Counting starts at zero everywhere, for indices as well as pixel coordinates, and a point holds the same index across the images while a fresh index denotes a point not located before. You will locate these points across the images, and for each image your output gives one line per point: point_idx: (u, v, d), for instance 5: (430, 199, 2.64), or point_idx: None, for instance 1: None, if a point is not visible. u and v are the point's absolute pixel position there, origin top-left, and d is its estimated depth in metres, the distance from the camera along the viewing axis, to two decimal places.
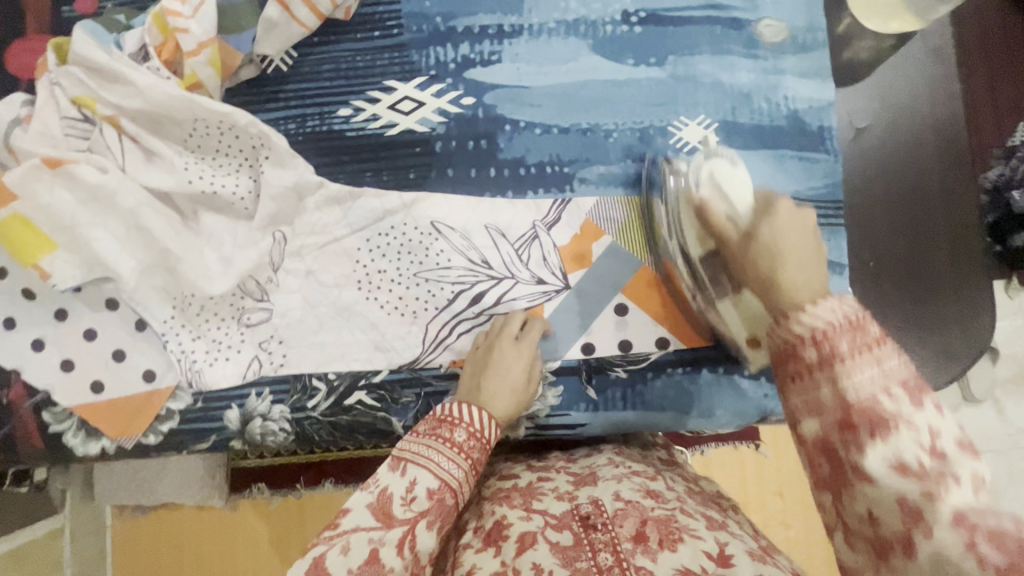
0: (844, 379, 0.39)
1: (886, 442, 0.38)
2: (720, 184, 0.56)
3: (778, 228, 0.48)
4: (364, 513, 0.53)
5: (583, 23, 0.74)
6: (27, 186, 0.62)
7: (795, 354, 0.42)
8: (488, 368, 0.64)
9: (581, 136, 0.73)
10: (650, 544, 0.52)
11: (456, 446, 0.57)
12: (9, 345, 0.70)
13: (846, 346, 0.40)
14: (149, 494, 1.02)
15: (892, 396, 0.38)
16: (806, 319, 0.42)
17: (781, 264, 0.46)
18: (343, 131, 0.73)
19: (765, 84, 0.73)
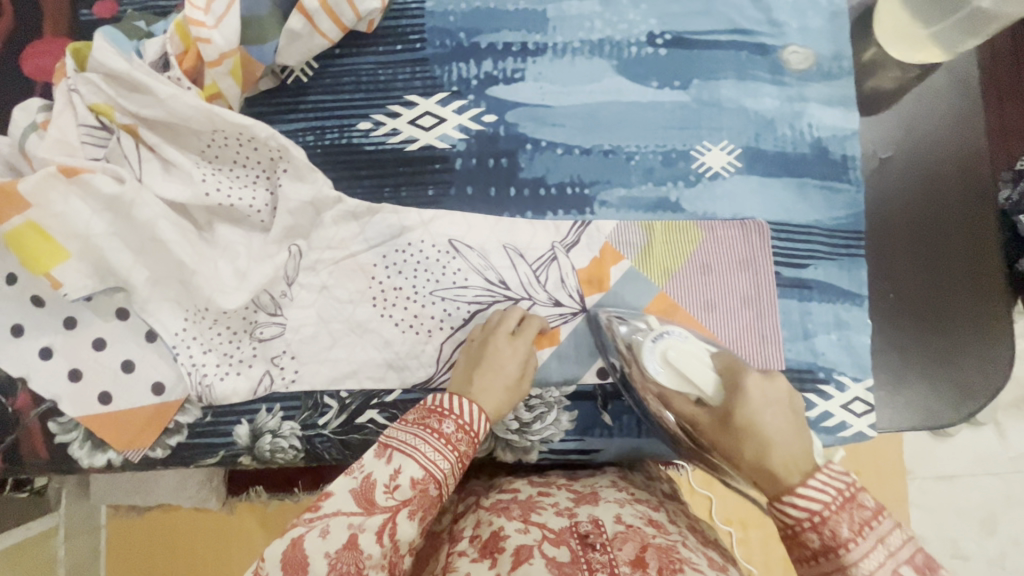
0: (853, 567, 0.42)
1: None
2: (683, 370, 0.57)
3: (768, 399, 0.52)
4: (344, 497, 0.50)
5: (608, 44, 0.73)
6: (42, 195, 0.61)
7: (800, 539, 0.45)
8: (483, 364, 0.61)
9: (602, 158, 0.72)
10: (648, 569, 0.48)
11: (444, 438, 0.53)
12: (17, 352, 0.69)
13: (845, 530, 0.43)
14: (147, 495, 1.05)
15: (898, 566, 0.41)
16: (800, 504, 0.45)
17: (769, 450, 0.49)
18: (363, 145, 0.72)
19: (790, 111, 0.72)
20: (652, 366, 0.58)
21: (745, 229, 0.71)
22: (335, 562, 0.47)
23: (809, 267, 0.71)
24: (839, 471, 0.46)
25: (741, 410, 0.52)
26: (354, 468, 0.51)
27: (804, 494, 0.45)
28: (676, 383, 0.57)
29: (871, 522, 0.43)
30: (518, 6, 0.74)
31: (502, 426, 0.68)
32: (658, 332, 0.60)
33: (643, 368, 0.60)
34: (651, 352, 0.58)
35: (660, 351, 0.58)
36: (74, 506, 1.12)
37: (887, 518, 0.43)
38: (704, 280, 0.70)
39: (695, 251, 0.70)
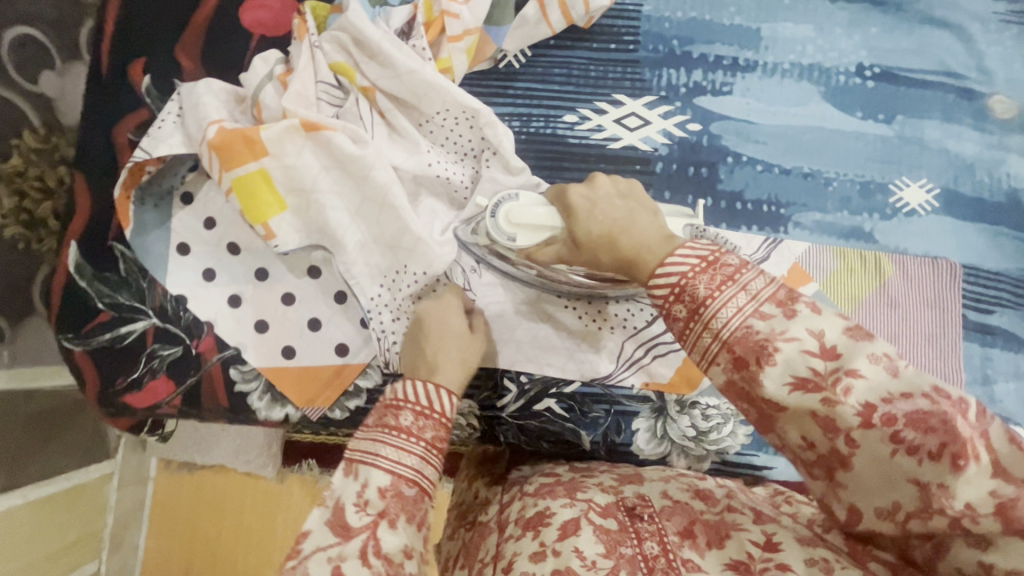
0: (717, 322, 0.39)
1: (776, 364, 0.36)
2: (523, 220, 0.60)
3: (594, 200, 0.56)
4: (322, 531, 0.44)
5: (818, 69, 0.74)
6: (280, 144, 0.62)
7: (670, 317, 0.42)
8: (425, 333, 0.60)
9: (801, 180, 0.73)
10: (698, 540, 0.45)
11: (406, 432, 0.48)
12: (206, 296, 0.69)
13: (705, 288, 0.40)
14: (206, 455, 1.04)
15: (764, 317, 0.38)
16: (664, 277, 0.43)
17: (621, 238, 0.52)
18: (566, 136, 0.73)
19: (989, 158, 0.73)
20: (506, 236, 0.61)
21: (937, 269, 0.71)
22: None
23: (994, 313, 0.71)
24: (703, 242, 0.43)
25: (579, 223, 0.56)
26: (325, 498, 0.46)
27: (665, 272, 0.43)
28: (536, 238, 0.60)
29: (736, 276, 0.40)
30: (733, 21, 0.75)
31: (678, 431, 0.69)
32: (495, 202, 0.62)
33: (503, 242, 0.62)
34: (499, 224, 0.61)
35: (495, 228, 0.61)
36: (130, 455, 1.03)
37: (750, 269, 0.40)
38: (890, 312, 0.70)
39: (885, 283, 0.70)
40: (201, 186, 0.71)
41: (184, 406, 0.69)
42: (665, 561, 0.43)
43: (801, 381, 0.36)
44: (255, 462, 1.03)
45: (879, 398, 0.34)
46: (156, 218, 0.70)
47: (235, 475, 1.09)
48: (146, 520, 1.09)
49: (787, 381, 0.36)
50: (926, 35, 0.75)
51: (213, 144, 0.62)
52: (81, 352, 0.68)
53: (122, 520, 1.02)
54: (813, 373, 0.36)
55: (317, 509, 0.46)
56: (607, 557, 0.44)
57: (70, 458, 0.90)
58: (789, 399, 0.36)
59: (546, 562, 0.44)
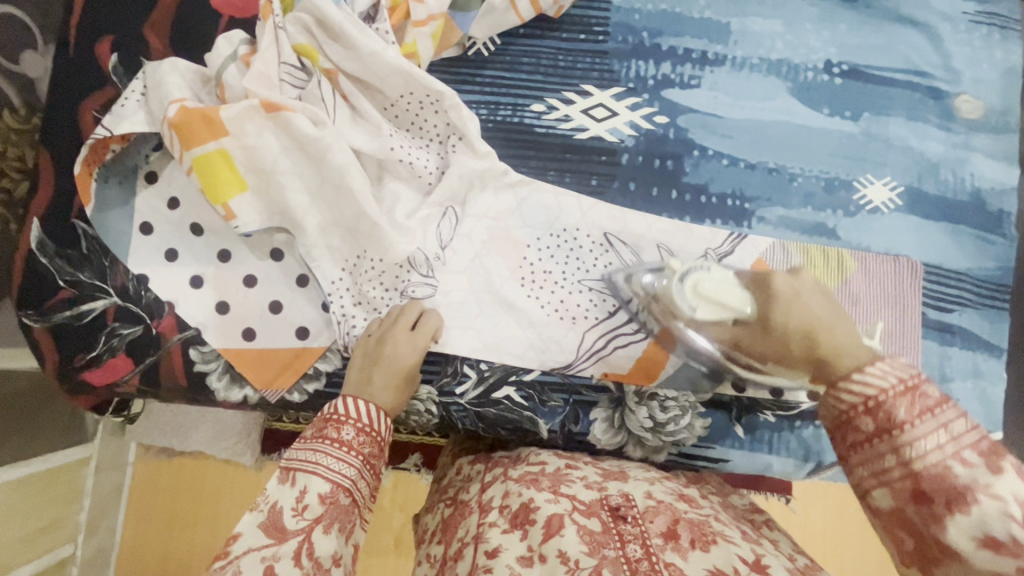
0: (906, 447, 0.42)
1: (970, 515, 0.39)
2: (710, 292, 0.61)
3: (798, 291, 0.56)
4: (254, 534, 0.48)
5: (786, 65, 0.74)
6: (240, 124, 0.62)
7: (852, 424, 0.46)
8: (382, 359, 0.62)
9: (766, 175, 0.73)
10: (681, 542, 0.47)
11: (345, 446, 0.53)
12: (168, 276, 0.70)
13: (903, 413, 0.43)
14: (184, 440, 1.05)
15: (963, 462, 0.40)
16: (856, 387, 0.45)
17: (819, 335, 0.52)
18: (534, 126, 0.73)
19: (954, 158, 0.73)
20: (686, 304, 0.62)
21: (898, 266, 0.71)
22: None
23: (953, 312, 0.72)
24: (904, 364, 0.45)
25: (778, 311, 0.56)
26: (261, 501, 0.50)
27: (861, 379, 0.45)
28: (714, 314, 0.61)
29: (934, 411, 0.42)
30: (703, 14, 0.75)
31: (637, 422, 0.69)
32: (685, 270, 0.63)
33: (680, 308, 0.63)
34: (682, 292, 0.62)
35: (691, 285, 0.62)
36: (108, 438, 1.03)
37: (951, 407, 0.42)
38: (851, 309, 0.70)
39: (847, 281, 0.71)
40: (165, 165, 0.70)
41: (143, 385, 0.69)
42: (649, 564, 0.45)
43: (993, 541, 0.38)
44: (232, 449, 1.04)
45: None
46: (119, 197, 0.70)
47: (215, 463, 1.09)
48: (123, 507, 1.08)
49: (977, 536, 0.39)
50: (895, 34, 0.75)
51: (174, 122, 0.61)
52: (40, 329, 0.68)
53: (97, 505, 1.01)
54: (1011, 538, 0.38)
55: (250, 513, 0.49)
56: (590, 556, 0.45)
57: (43, 439, 0.89)
58: (973, 553, 0.39)
59: (533, 568, 0.46)
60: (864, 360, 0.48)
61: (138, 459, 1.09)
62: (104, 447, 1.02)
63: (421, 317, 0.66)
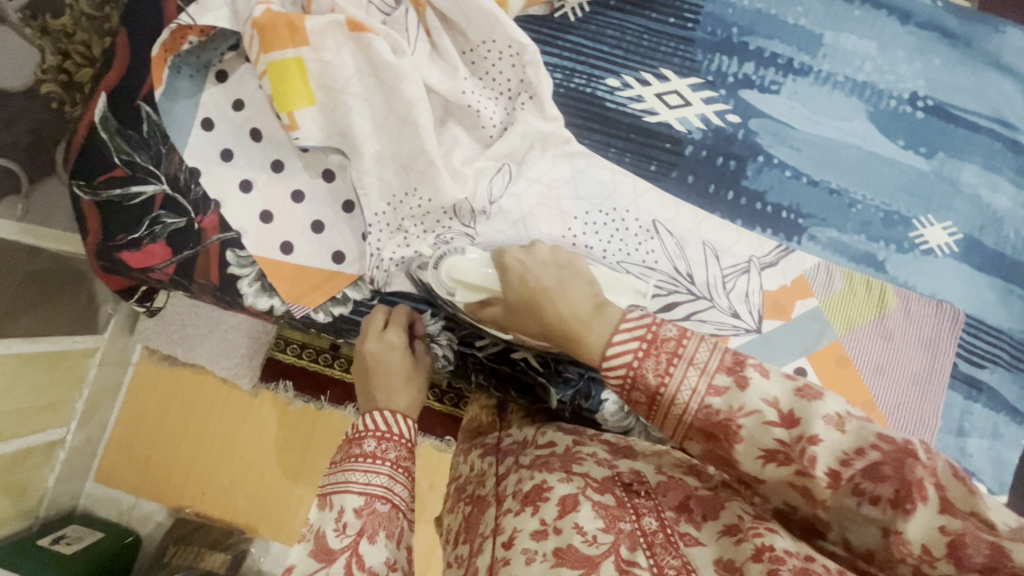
0: (677, 406, 0.38)
1: (743, 441, 0.36)
2: (463, 276, 0.63)
3: (525, 264, 0.59)
4: (305, 563, 0.45)
5: (870, 89, 0.73)
6: (322, 37, 0.62)
7: (633, 402, 0.41)
8: (371, 369, 0.62)
9: (826, 195, 0.72)
10: (694, 515, 0.44)
11: (372, 456, 0.51)
12: (219, 175, 0.70)
13: (653, 373, 0.39)
14: (189, 350, 1.06)
15: (718, 392, 0.37)
16: (613, 372, 0.40)
17: (546, 305, 0.53)
18: (604, 100, 0.72)
19: (1020, 216, 0.72)
20: (445, 290, 0.64)
21: (939, 312, 0.70)
22: None
23: (985, 369, 0.71)
24: (640, 315, 0.41)
25: (509, 288, 0.58)
26: (305, 535, 0.47)
27: (610, 365, 0.40)
28: (474, 296, 0.63)
29: (678, 352, 0.39)
30: (798, 21, 0.73)
31: None
32: (442, 254, 0.65)
33: (443, 295, 0.65)
34: (439, 277, 0.64)
35: (454, 278, 0.63)
36: (118, 334, 1.01)
37: (691, 338, 0.39)
38: (881, 344, 0.70)
39: (883, 315, 0.70)
40: (237, 67, 0.71)
41: (176, 277, 0.70)
42: (664, 535, 0.42)
43: (770, 452, 0.36)
44: (231, 368, 1.07)
45: (836, 459, 0.34)
46: (188, 89, 0.71)
47: (215, 383, 1.09)
48: (118, 403, 1.07)
49: (758, 453, 0.36)
50: (986, 78, 0.73)
51: (257, 22, 0.61)
52: (89, 203, 0.69)
53: (97, 396, 1.01)
54: (780, 443, 0.35)
55: (300, 544, 0.46)
56: (606, 532, 0.42)
57: (57, 322, 0.84)
58: (764, 470, 0.36)
59: (548, 540, 0.43)
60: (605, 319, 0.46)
61: (142, 361, 1.08)
62: (112, 342, 1.00)
63: (389, 318, 0.67)
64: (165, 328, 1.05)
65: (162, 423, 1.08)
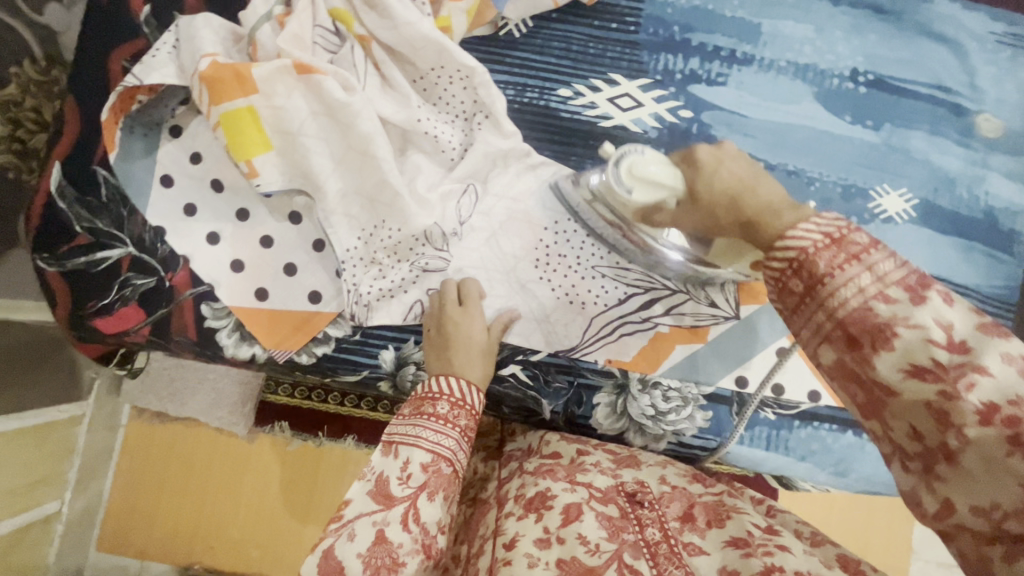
0: (831, 301, 0.37)
1: (893, 350, 0.34)
2: (642, 174, 0.58)
3: (721, 158, 0.52)
4: (364, 500, 0.53)
5: (813, 70, 0.75)
6: (271, 83, 0.62)
7: (784, 291, 0.39)
8: (451, 339, 0.64)
9: (784, 177, 0.74)
10: (697, 523, 0.52)
11: (441, 419, 0.57)
12: (185, 230, 0.70)
13: (824, 262, 0.37)
14: (180, 405, 1.03)
15: (885, 299, 0.35)
16: (785, 247, 0.39)
17: (743, 201, 0.48)
18: (559, 110, 0.73)
19: (970, 175, 0.74)
20: (624, 189, 0.61)
21: None
22: (369, 558, 0.50)
23: None
24: (832, 215, 0.39)
25: (700, 181, 0.52)
26: (368, 474, 0.55)
27: (787, 242, 0.39)
28: (652, 196, 0.58)
29: (860, 255, 0.37)
30: (736, 13, 0.75)
31: (638, 409, 0.70)
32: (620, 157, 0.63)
33: (619, 193, 0.62)
34: (619, 175, 0.62)
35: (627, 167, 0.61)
36: (103, 398, 1.00)
37: (879, 249, 0.37)
38: None
39: None
40: (190, 120, 0.71)
41: (151, 337, 0.69)
42: (667, 546, 0.49)
43: (918, 369, 0.33)
44: (225, 420, 1.04)
45: (1005, 398, 0.31)
46: (144, 148, 0.70)
47: (210, 435, 1.07)
48: (112, 467, 1.06)
49: (903, 367, 0.34)
50: (922, 47, 0.76)
51: (205, 76, 0.62)
52: (55, 273, 0.68)
53: (88, 465, 0.99)
54: (935, 364, 0.33)
55: (359, 482, 0.55)
56: (609, 541, 0.50)
57: (38, 393, 0.83)
58: (901, 385, 0.34)
59: (551, 549, 0.50)
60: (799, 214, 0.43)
61: (131, 422, 1.07)
62: (97, 407, 0.99)
63: (461, 290, 0.68)
64: (152, 385, 1.02)
65: (163, 476, 1.07)
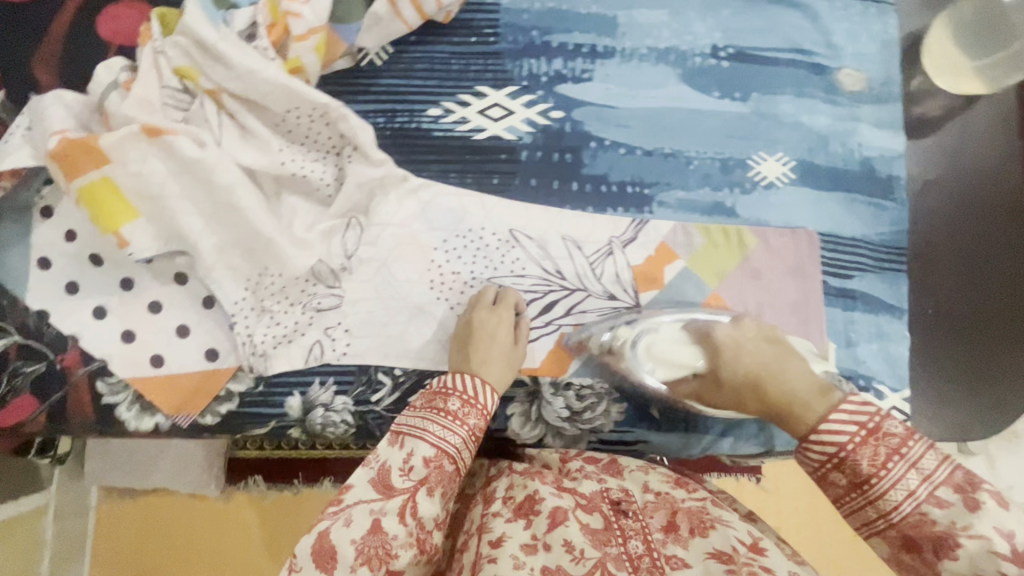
0: (883, 501, 0.47)
1: (957, 558, 0.43)
2: (662, 357, 0.68)
3: (739, 342, 0.65)
4: (365, 487, 0.53)
5: (674, 53, 0.76)
6: (123, 151, 0.62)
7: (828, 480, 0.51)
8: (471, 340, 0.66)
9: (662, 160, 0.74)
10: (680, 533, 0.53)
11: (452, 415, 0.58)
12: (70, 310, 0.68)
13: (868, 462, 0.48)
14: (144, 477, 0.99)
15: (941, 505, 0.45)
16: (822, 444, 0.50)
17: (768, 385, 0.61)
18: (431, 130, 0.74)
19: (841, 130, 0.76)
20: (644, 368, 0.69)
21: (795, 238, 0.73)
22: (362, 546, 0.49)
23: (854, 278, 0.74)
24: (861, 404, 0.50)
25: (722, 364, 0.65)
26: (369, 460, 0.55)
27: (821, 440, 0.50)
28: (669, 373, 0.68)
29: (901, 450, 0.47)
30: (590, 9, 0.76)
31: (553, 413, 0.70)
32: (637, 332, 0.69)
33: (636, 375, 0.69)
34: (638, 359, 0.68)
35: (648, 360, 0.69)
36: (67, 485, 0.98)
37: (916, 442, 0.47)
38: (754, 282, 0.73)
39: (747, 256, 0.73)
40: (59, 199, 0.69)
41: (50, 423, 0.68)
42: (650, 559, 0.50)
43: None
44: (195, 483, 1.00)
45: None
46: (15, 234, 0.69)
47: (175, 505, 1.05)
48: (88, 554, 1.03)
49: (966, 575, 0.42)
50: (776, 15, 0.77)
51: (54, 154, 0.61)
52: None
53: (59, 557, 0.96)
54: (1003, 574, 0.41)
55: (363, 469, 0.54)
56: (594, 548, 0.50)
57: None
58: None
59: (537, 555, 0.50)
60: (827, 406, 0.55)
61: (102, 503, 1.04)
62: (63, 495, 0.97)
63: (501, 296, 0.70)
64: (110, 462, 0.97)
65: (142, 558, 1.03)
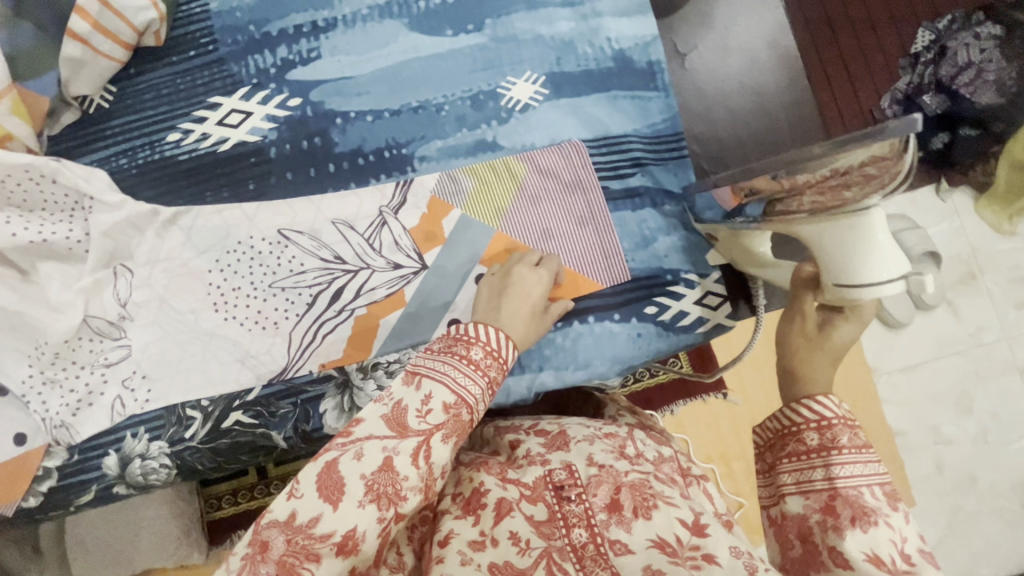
0: (837, 468, 0.44)
1: (867, 533, 0.40)
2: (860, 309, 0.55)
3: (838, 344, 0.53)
4: (376, 423, 0.46)
5: (395, 4, 0.74)
6: None
7: (796, 436, 0.47)
8: (509, 293, 0.60)
9: (412, 115, 0.72)
10: (624, 513, 0.46)
11: (474, 364, 0.51)
12: None
13: (847, 439, 0.45)
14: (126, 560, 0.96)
15: (874, 493, 0.43)
16: (814, 407, 0.47)
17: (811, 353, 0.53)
18: (176, 155, 0.72)
19: (585, 30, 0.73)
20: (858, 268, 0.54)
21: (563, 151, 0.71)
22: (372, 483, 0.43)
23: (634, 176, 0.72)
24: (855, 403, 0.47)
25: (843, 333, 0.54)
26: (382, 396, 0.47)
27: (819, 401, 0.47)
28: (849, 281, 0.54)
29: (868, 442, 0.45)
30: None
31: (365, 398, 0.69)
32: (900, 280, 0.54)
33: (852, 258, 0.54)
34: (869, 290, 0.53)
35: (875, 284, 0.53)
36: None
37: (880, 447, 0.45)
38: (534, 208, 0.70)
39: (522, 184, 0.71)
40: None
41: None
42: (594, 547, 0.45)
43: (876, 558, 0.39)
44: (176, 555, 0.97)
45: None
46: None
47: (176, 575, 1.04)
48: None
49: (865, 552, 0.40)
50: None
51: None
52: None
53: None
54: (891, 560, 0.39)
55: (373, 403, 0.47)
56: (540, 537, 0.46)
57: None
58: (860, 566, 0.39)
59: (484, 552, 0.46)
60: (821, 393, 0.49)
61: None
62: None
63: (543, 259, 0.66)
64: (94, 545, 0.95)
65: None
